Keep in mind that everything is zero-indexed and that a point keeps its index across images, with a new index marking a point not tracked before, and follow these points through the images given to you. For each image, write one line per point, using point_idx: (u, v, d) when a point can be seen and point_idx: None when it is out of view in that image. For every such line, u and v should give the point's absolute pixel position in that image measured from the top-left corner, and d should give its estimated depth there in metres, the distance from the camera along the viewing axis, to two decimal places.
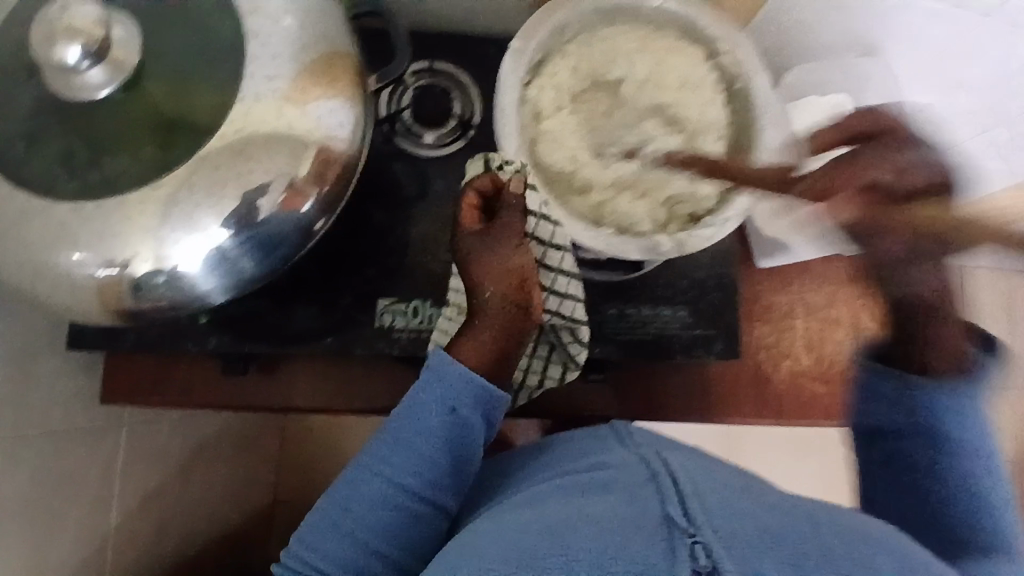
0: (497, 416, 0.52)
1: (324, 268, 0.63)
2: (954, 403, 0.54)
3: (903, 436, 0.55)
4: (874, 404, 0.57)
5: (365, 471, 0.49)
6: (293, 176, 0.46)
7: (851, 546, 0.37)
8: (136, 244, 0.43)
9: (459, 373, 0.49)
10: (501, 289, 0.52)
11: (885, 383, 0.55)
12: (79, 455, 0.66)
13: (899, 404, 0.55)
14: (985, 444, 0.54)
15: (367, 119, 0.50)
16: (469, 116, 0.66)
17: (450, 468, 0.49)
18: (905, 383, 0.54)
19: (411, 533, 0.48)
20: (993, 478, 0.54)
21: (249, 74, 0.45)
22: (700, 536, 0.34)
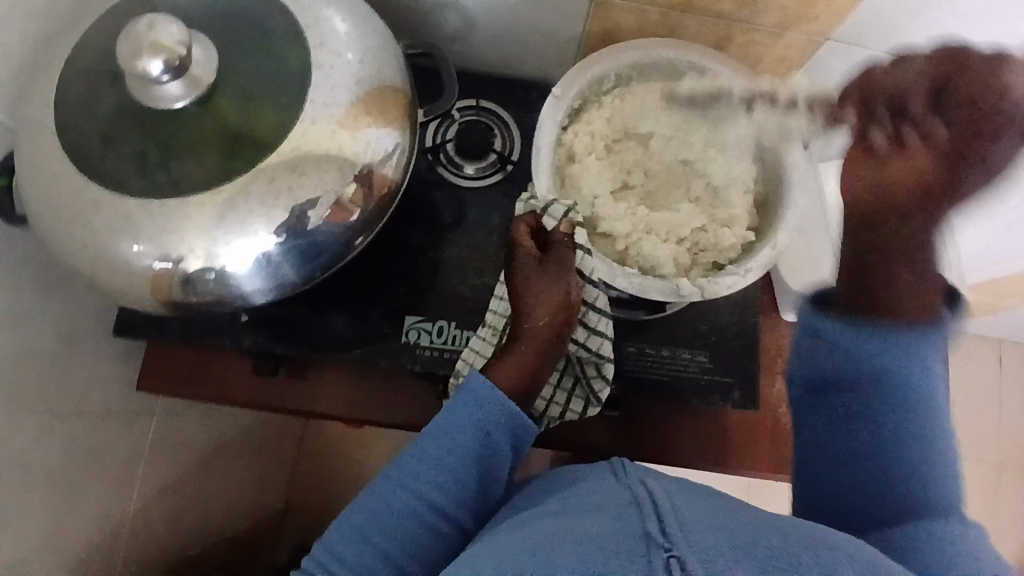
0: (523, 448, 0.53)
1: (357, 283, 0.66)
2: (910, 355, 0.54)
3: (856, 394, 0.55)
4: (809, 352, 0.58)
5: (392, 485, 0.49)
6: (340, 192, 0.49)
7: (822, 557, 0.37)
8: (192, 242, 0.47)
9: (496, 400, 0.50)
10: (543, 320, 0.53)
11: (829, 328, 0.56)
12: (110, 435, 0.70)
13: (881, 352, 0.54)
14: (922, 412, 0.54)
15: (411, 146, 0.54)
16: (508, 152, 0.70)
17: (477, 490, 0.50)
18: (886, 339, 0.54)
19: (430, 550, 0.48)
20: (944, 453, 0.53)
21: (310, 98, 0.49)
22: (676, 551, 0.35)
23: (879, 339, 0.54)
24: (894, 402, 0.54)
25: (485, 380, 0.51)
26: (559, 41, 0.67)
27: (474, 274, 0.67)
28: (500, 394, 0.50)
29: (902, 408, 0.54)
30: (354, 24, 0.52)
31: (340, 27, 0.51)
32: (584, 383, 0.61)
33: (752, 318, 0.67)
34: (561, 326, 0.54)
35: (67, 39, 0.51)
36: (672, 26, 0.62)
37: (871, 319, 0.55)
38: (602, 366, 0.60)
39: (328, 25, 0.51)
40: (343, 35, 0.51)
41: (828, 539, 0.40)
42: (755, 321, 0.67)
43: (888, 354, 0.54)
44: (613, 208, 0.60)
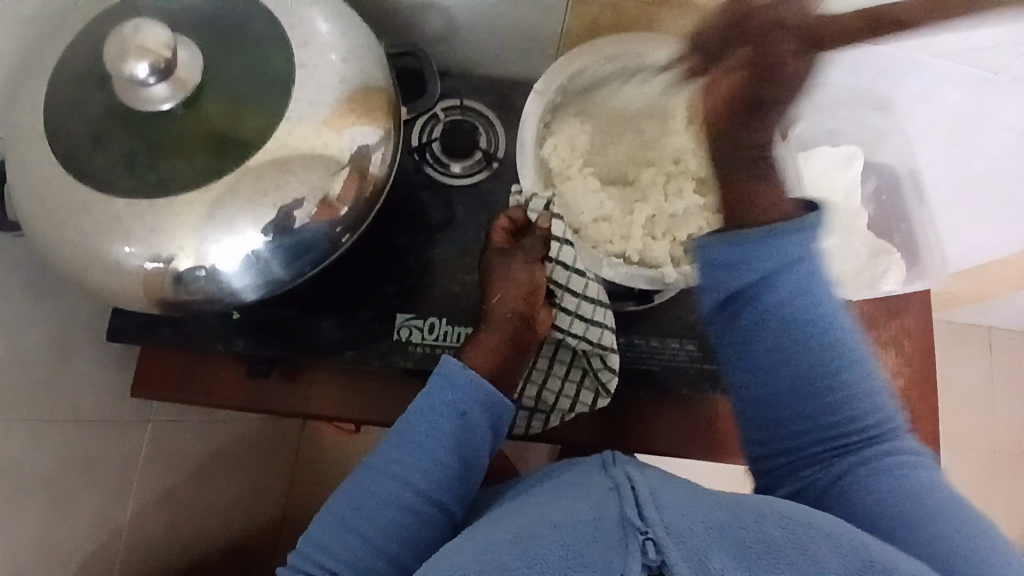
0: (501, 426, 0.54)
1: (348, 283, 0.67)
2: (782, 245, 0.49)
3: (752, 307, 0.51)
4: (710, 268, 0.51)
5: (379, 474, 0.50)
6: (326, 191, 0.50)
7: (797, 536, 0.38)
8: (182, 241, 0.48)
9: (471, 378, 0.51)
10: (510, 302, 0.55)
11: (723, 248, 0.50)
12: (104, 442, 0.71)
13: (753, 262, 0.49)
14: (808, 320, 0.51)
15: (396, 143, 0.55)
16: (494, 149, 0.71)
17: (460, 472, 0.50)
18: (743, 241, 0.49)
19: (419, 536, 0.49)
20: (850, 365, 0.51)
21: (294, 98, 0.50)
22: (652, 533, 0.36)
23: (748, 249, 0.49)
24: (795, 305, 0.51)
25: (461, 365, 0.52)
26: (541, 39, 0.68)
27: (462, 271, 0.68)
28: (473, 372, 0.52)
29: (801, 324, 0.51)
30: (338, 26, 0.53)
31: (324, 29, 0.52)
32: (584, 373, 0.61)
33: None
34: (527, 309, 0.55)
35: (54, 47, 0.52)
36: (651, 21, 0.63)
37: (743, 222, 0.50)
38: (607, 357, 0.59)
39: (312, 27, 0.52)
40: (326, 36, 0.52)
41: (802, 518, 0.40)
42: None
43: (759, 262, 0.49)
44: (593, 205, 0.62)
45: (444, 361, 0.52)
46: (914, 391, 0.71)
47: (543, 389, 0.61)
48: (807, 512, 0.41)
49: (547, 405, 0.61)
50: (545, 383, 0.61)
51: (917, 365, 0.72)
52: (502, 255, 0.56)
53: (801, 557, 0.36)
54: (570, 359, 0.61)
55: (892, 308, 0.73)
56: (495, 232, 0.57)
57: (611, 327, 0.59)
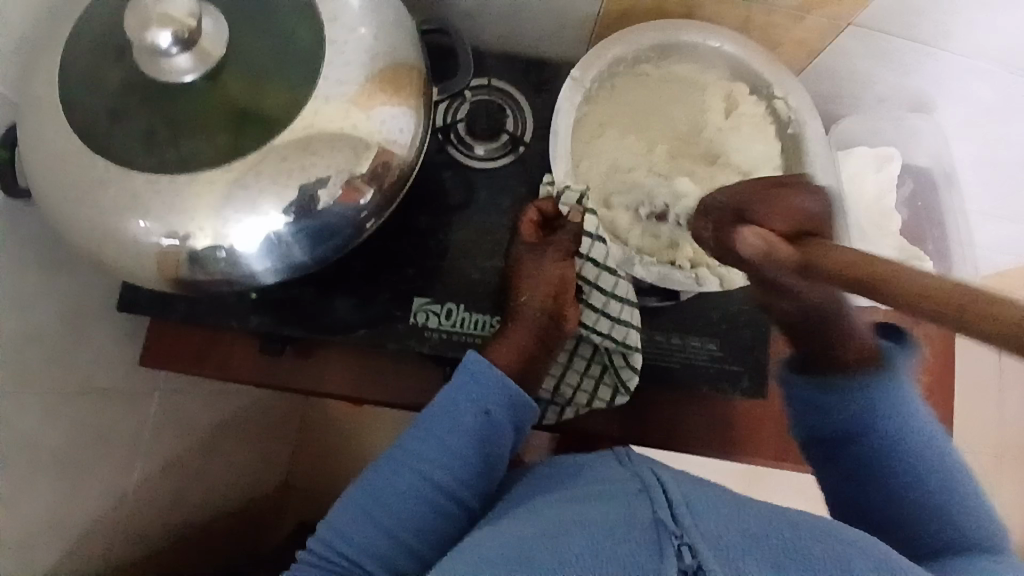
0: (524, 422, 0.53)
1: (366, 265, 0.65)
2: (875, 398, 0.51)
3: (860, 447, 0.52)
4: (804, 411, 0.55)
5: (399, 468, 0.49)
6: (353, 172, 0.48)
7: (829, 548, 0.37)
8: (201, 220, 0.46)
9: (497, 376, 0.51)
10: (540, 299, 0.54)
11: (811, 391, 0.53)
12: (114, 412, 0.70)
13: (843, 410, 0.52)
14: (919, 454, 0.52)
15: (425, 125, 0.53)
16: (520, 133, 0.69)
17: (479, 466, 0.50)
18: (839, 388, 0.52)
19: (437, 529, 0.48)
20: (945, 487, 0.51)
21: (322, 75, 0.47)
22: (688, 538, 0.36)
23: (836, 392, 0.52)
24: (893, 442, 0.52)
25: (486, 363, 0.51)
26: (575, 19, 0.65)
27: (483, 257, 0.66)
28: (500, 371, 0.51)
29: (895, 451, 0.52)
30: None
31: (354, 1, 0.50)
32: (604, 369, 0.60)
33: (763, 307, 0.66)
34: (553, 307, 0.55)
35: (72, 10, 0.50)
36: (694, 6, 0.60)
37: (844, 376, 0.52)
38: (629, 355, 0.58)
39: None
40: (357, 9, 0.50)
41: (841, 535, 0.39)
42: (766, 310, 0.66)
43: (848, 407, 0.52)
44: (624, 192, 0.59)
45: (470, 357, 0.51)
46: (933, 398, 0.70)
47: (561, 382, 0.60)
48: (842, 527, 0.41)
49: (564, 398, 0.60)
50: (563, 376, 0.60)
51: (936, 373, 0.71)
52: (531, 251, 0.55)
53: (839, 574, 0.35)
54: (590, 354, 0.60)
55: None
56: (524, 226, 0.56)
57: (636, 325, 0.58)
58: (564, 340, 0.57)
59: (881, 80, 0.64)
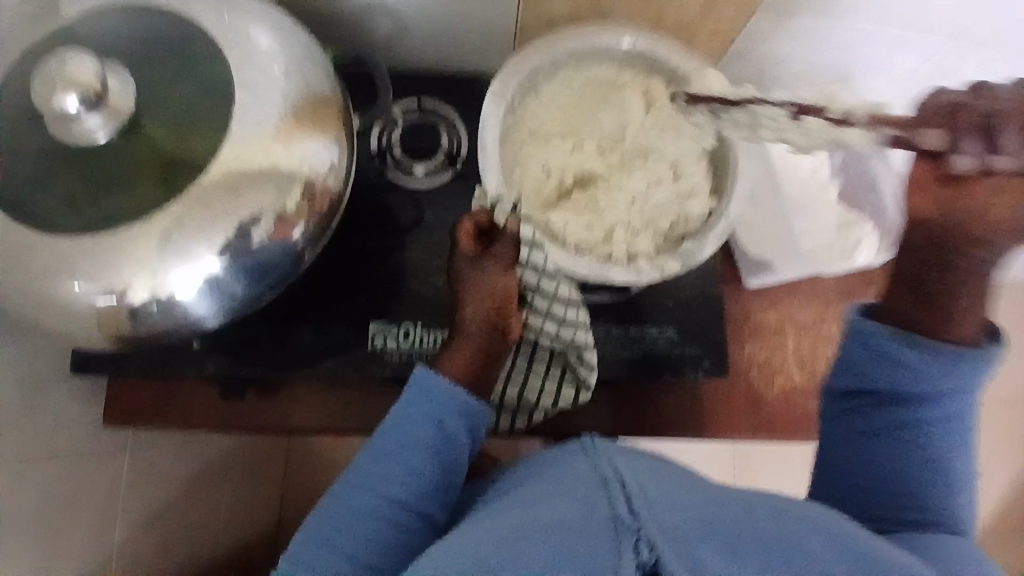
0: (480, 432, 0.54)
1: (318, 295, 0.65)
2: (956, 374, 0.45)
3: (903, 418, 0.49)
4: (873, 358, 0.48)
5: (357, 489, 0.50)
6: (284, 205, 0.49)
7: (790, 533, 0.38)
8: (136, 273, 0.46)
9: (445, 387, 0.52)
10: (484, 312, 0.54)
11: (886, 342, 0.46)
12: (86, 476, 0.69)
13: (922, 372, 0.46)
14: (948, 438, 0.49)
15: (351, 151, 0.54)
16: (457, 151, 0.69)
17: (440, 481, 0.51)
18: (928, 351, 0.45)
19: (402, 550, 0.49)
20: (950, 473, 0.50)
21: (235, 116, 0.47)
22: (644, 531, 0.36)
23: (922, 351, 0.45)
24: (936, 421, 0.49)
25: (433, 376, 0.52)
26: (494, 31, 0.66)
27: (434, 274, 0.66)
28: (447, 383, 0.52)
29: (933, 430, 0.49)
30: (280, 36, 0.51)
31: (263, 40, 0.50)
32: (563, 370, 0.62)
33: (715, 287, 0.67)
34: (498, 315, 0.55)
35: None
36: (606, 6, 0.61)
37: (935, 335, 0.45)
38: (583, 354, 0.60)
39: (251, 38, 0.50)
40: (268, 47, 0.50)
41: (796, 514, 0.41)
42: (719, 290, 0.67)
43: (928, 373, 0.46)
44: (555, 192, 0.60)
45: (417, 372, 0.53)
46: None
47: (524, 389, 0.61)
48: (796, 505, 0.42)
49: (530, 403, 0.62)
50: (525, 384, 0.61)
51: None
52: (473, 263, 0.54)
53: (800, 554, 0.37)
54: (548, 357, 0.61)
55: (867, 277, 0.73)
56: (462, 236, 0.54)
57: (584, 325, 0.59)
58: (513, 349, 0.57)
59: (799, 54, 0.65)
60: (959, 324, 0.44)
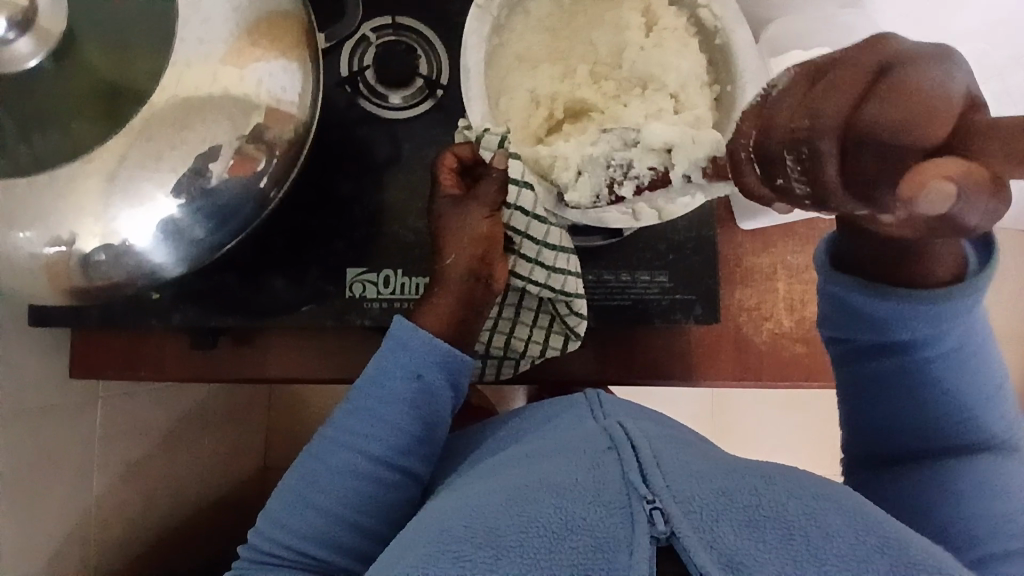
0: (464, 380, 0.54)
1: (289, 241, 0.61)
2: (932, 320, 0.44)
3: (901, 360, 0.48)
4: (855, 319, 0.48)
5: (340, 441, 0.51)
6: (243, 137, 0.44)
7: (809, 508, 0.36)
8: (85, 218, 0.42)
9: (423, 338, 0.52)
10: (464, 259, 0.52)
11: (853, 296, 0.46)
12: (57, 429, 0.66)
13: (906, 320, 0.45)
14: (955, 372, 0.48)
15: (317, 77, 0.48)
16: (436, 76, 0.63)
17: (421, 434, 0.52)
18: (902, 302, 0.44)
19: (387, 497, 0.51)
20: (970, 404, 0.48)
21: (179, 36, 0.42)
22: (659, 503, 0.36)
23: (898, 304, 0.44)
24: (937, 360, 0.47)
25: (413, 328, 0.52)
26: None
27: (415, 215, 0.62)
28: (424, 333, 0.52)
29: (942, 367, 0.47)
30: None
31: None
32: (552, 318, 0.59)
33: (710, 231, 0.64)
34: (480, 261, 0.53)
35: None
36: None
37: (896, 282, 0.44)
38: (573, 302, 0.57)
39: None
40: None
41: (819, 491, 0.38)
42: (713, 233, 0.64)
43: (912, 322, 0.45)
44: (543, 124, 0.55)
45: (396, 324, 0.53)
46: None
47: (511, 337, 0.60)
48: (821, 485, 0.40)
49: (516, 351, 0.60)
50: (513, 331, 0.60)
51: None
52: (455, 205, 0.53)
53: (813, 530, 0.35)
54: (536, 305, 0.59)
55: None
56: (444, 176, 0.53)
57: (574, 272, 0.57)
58: (497, 299, 0.56)
59: None
60: (931, 269, 0.42)
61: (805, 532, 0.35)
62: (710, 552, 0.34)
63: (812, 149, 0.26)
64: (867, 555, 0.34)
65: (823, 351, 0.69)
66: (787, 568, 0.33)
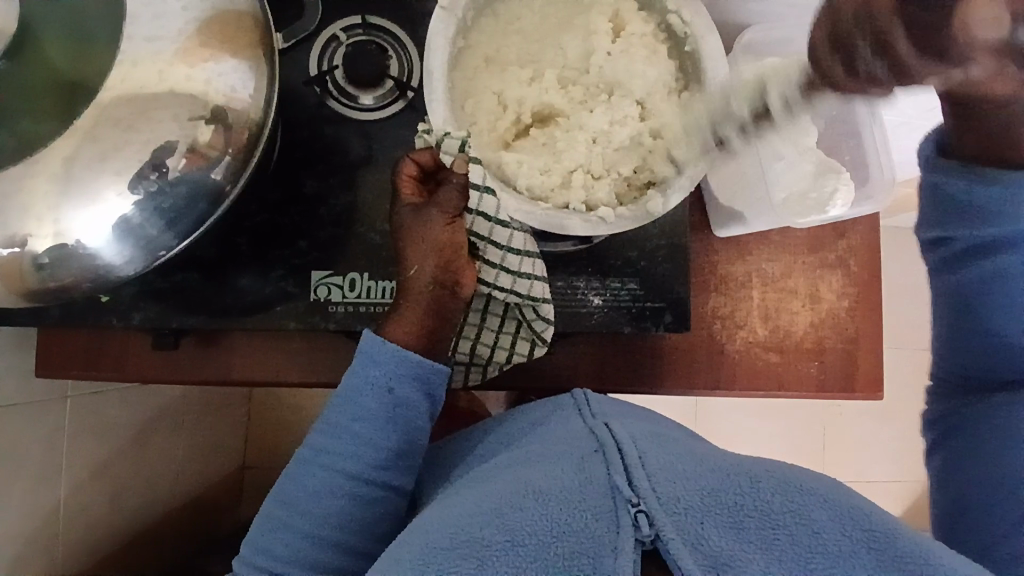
0: (438, 391, 0.53)
1: (254, 241, 0.60)
2: None
3: (1004, 262, 0.48)
4: (946, 212, 0.49)
5: (317, 459, 0.51)
6: (194, 136, 0.43)
7: (795, 504, 0.36)
8: (34, 219, 0.41)
9: (394, 351, 0.51)
10: (428, 269, 0.51)
11: (963, 185, 0.48)
12: (20, 428, 0.65)
13: (1017, 211, 0.46)
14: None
15: (274, 75, 0.47)
16: (406, 77, 0.62)
17: (397, 448, 0.51)
18: (1001, 187, 0.46)
19: (367, 513, 0.50)
20: None
21: (126, 34, 0.41)
22: (644, 506, 0.35)
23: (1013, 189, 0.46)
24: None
25: (383, 343, 0.51)
26: None
27: (383, 218, 0.61)
28: (394, 346, 0.51)
29: None
30: None
31: None
32: (519, 323, 0.58)
33: (682, 237, 0.63)
34: (445, 271, 0.52)
35: None
36: None
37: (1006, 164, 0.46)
38: (539, 307, 0.57)
39: None
40: None
41: (805, 484, 0.37)
42: (686, 240, 0.63)
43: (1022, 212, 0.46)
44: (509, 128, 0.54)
45: (364, 339, 0.52)
46: (860, 310, 0.69)
47: (477, 343, 0.59)
48: (808, 478, 0.39)
49: (483, 357, 0.60)
50: (478, 337, 0.59)
51: (863, 283, 0.69)
52: (416, 213, 0.52)
53: (798, 526, 0.35)
54: (502, 310, 0.58)
55: (839, 228, 0.69)
56: (404, 185, 0.53)
57: (541, 277, 0.56)
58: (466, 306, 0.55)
59: None
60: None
61: (790, 530, 0.34)
62: (693, 553, 0.33)
63: (876, 25, 0.36)
64: (850, 548, 0.34)
65: (796, 361, 0.68)
66: (772, 568, 0.33)
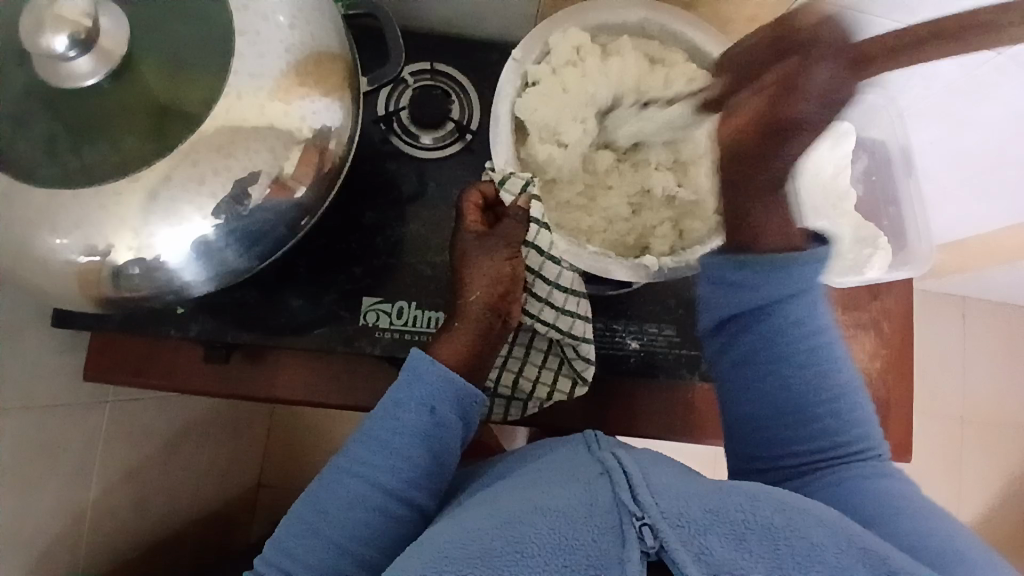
0: (474, 417, 0.54)
1: (311, 265, 0.63)
2: (789, 276, 0.52)
3: (768, 325, 0.53)
4: (718, 286, 0.54)
5: (346, 471, 0.51)
6: (281, 168, 0.46)
7: (797, 522, 0.37)
8: (121, 231, 0.44)
9: (441, 373, 0.52)
10: (484, 296, 0.53)
11: (727, 266, 0.53)
12: (63, 429, 0.67)
13: (772, 280, 0.52)
14: (828, 346, 0.53)
15: (356, 117, 0.51)
16: (467, 121, 0.66)
17: (429, 468, 0.52)
18: (757, 268, 0.52)
19: (394, 534, 0.51)
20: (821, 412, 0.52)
21: (232, 70, 0.45)
22: (648, 519, 0.35)
23: (757, 264, 0.52)
24: (789, 338, 0.53)
25: (430, 362, 0.52)
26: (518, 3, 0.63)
27: (434, 252, 0.64)
28: (442, 367, 0.52)
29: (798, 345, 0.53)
30: None
31: None
32: (562, 361, 0.60)
33: None
34: (500, 298, 0.54)
35: None
36: None
37: (753, 248, 0.52)
38: (580, 346, 0.59)
39: None
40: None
41: (799, 505, 0.39)
42: None
43: (779, 280, 0.52)
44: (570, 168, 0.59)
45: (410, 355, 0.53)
46: (893, 372, 0.70)
47: (519, 377, 0.60)
48: (799, 499, 0.40)
49: (524, 392, 0.61)
50: (521, 371, 0.60)
51: (895, 347, 0.70)
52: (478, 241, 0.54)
53: (796, 540, 0.36)
54: (546, 347, 0.60)
55: (874, 290, 0.70)
56: (469, 211, 0.54)
57: (582, 316, 0.59)
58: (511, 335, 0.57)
59: None
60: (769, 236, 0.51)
61: (788, 543, 0.35)
62: (697, 563, 0.33)
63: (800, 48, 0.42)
64: (845, 561, 0.35)
65: None
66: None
